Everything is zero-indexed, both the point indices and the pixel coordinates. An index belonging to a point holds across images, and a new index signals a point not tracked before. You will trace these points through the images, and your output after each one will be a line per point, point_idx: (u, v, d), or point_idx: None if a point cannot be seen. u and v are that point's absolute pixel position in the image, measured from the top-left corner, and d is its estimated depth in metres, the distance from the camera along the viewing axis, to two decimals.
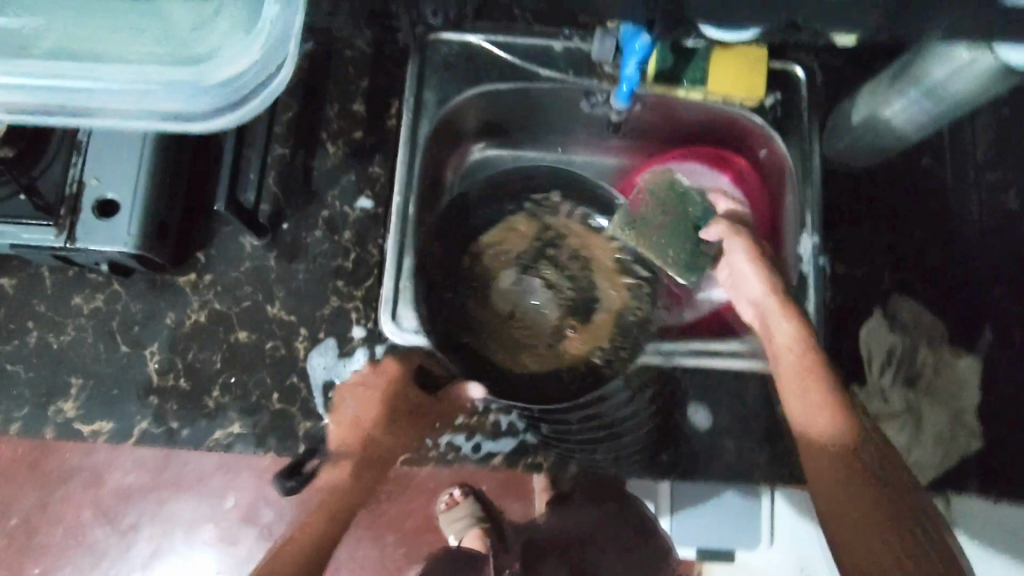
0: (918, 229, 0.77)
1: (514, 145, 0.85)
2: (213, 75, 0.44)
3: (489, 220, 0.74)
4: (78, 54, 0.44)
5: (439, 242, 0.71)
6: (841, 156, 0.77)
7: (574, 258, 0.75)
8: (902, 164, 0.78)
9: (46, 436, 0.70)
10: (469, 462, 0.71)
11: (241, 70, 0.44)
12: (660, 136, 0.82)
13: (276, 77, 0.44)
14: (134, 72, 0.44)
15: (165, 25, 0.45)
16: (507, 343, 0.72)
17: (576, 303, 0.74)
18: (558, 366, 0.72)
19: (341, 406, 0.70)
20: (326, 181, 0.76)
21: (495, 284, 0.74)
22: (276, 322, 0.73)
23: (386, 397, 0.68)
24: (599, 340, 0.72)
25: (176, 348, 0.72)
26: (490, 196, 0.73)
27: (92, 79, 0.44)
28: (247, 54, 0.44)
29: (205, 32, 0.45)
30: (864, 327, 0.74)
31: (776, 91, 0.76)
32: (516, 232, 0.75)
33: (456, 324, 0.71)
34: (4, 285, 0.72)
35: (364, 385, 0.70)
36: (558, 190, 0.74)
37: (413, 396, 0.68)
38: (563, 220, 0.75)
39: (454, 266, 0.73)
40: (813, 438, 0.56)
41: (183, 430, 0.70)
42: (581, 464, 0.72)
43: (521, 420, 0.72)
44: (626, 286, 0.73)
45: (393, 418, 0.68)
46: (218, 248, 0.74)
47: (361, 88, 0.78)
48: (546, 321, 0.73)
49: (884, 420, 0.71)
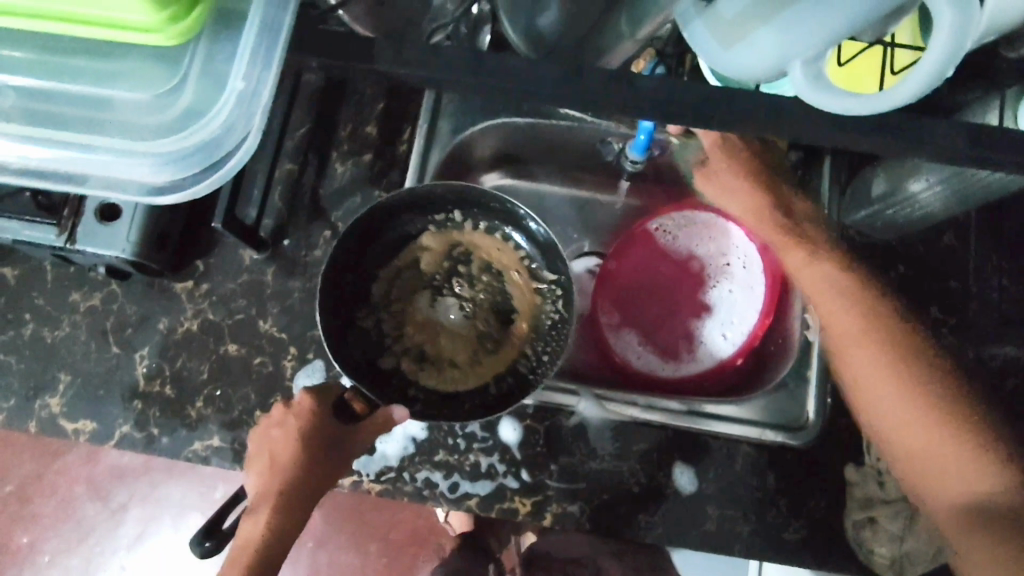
0: (934, 307, 0.73)
1: (530, 177, 0.85)
2: (185, 144, 0.44)
3: (395, 244, 0.72)
4: (56, 118, 0.45)
5: (347, 275, 0.69)
6: (859, 225, 0.75)
7: (481, 270, 0.76)
8: (923, 239, 0.75)
9: (28, 429, 0.70)
10: (443, 503, 0.69)
11: (211, 140, 0.44)
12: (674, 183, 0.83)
13: (245, 148, 0.44)
14: (110, 140, 0.45)
15: (127, 81, 0.44)
16: (426, 364, 0.73)
17: (486, 313, 0.76)
18: (483, 379, 0.72)
19: (258, 450, 0.60)
20: (333, 201, 0.75)
21: (412, 303, 0.75)
22: (267, 339, 0.72)
23: (296, 436, 0.57)
24: (520, 345, 0.73)
25: (165, 355, 0.72)
26: (400, 217, 0.70)
27: (73, 147, 0.45)
28: (212, 122, 0.43)
29: (171, 93, 0.44)
30: None
31: (798, 150, 0.77)
32: (424, 249, 0.73)
33: (375, 357, 0.71)
34: (6, 275, 0.73)
35: (277, 426, 0.59)
36: (456, 208, 0.71)
37: (327, 430, 0.58)
38: (469, 235, 0.74)
39: (369, 295, 0.72)
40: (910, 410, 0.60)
41: (162, 437, 0.70)
42: (556, 516, 0.70)
43: (501, 464, 0.70)
44: (538, 291, 0.74)
45: (303, 462, 0.56)
46: (218, 257, 0.74)
47: (377, 110, 0.77)
48: (463, 334, 0.75)
49: (876, 506, 0.68)
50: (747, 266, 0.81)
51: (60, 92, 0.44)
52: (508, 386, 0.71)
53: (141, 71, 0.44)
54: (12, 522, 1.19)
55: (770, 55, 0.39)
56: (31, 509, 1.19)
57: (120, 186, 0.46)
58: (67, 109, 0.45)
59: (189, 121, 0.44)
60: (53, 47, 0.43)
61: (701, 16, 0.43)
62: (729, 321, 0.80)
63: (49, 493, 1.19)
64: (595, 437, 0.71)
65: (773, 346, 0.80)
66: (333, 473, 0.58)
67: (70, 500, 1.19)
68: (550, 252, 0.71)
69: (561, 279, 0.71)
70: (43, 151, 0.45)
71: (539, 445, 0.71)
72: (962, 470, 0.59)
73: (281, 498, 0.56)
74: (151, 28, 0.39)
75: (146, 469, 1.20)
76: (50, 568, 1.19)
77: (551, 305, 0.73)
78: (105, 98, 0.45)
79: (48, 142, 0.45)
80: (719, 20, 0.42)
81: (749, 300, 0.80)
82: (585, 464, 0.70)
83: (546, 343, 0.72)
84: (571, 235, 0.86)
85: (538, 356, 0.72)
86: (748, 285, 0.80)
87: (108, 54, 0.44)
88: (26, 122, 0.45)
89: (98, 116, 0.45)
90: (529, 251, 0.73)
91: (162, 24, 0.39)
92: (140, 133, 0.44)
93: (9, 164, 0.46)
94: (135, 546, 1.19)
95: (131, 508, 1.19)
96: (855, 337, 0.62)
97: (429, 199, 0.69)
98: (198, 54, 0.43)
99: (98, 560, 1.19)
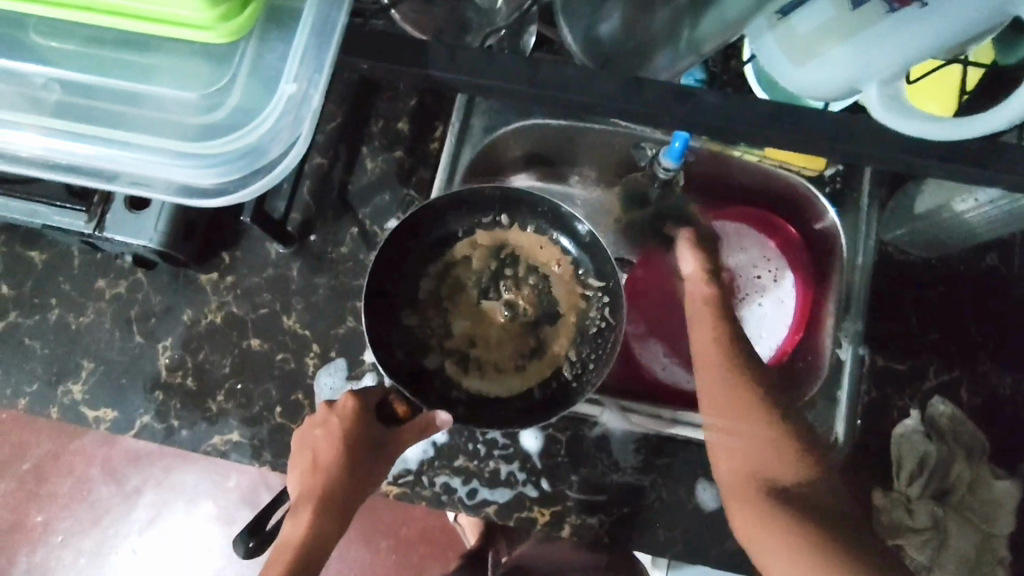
0: (972, 330, 0.71)
1: (559, 179, 0.84)
2: (227, 148, 0.44)
3: (444, 245, 0.73)
4: (96, 114, 0.44)
5: (388, 271, 0.71)
6: (899, 240, 0.72)
7: (528, 270, 0.74)
8: (965, 259, 0.72)
9: (51, 415, 0.70)
10: (462, 508, 0.69)
11: (256, 143, 0.44)
12: (714, 194, 0.82)
13: (291, 156, 0.44)
14: (148, 140, 0.44)
15: (170, 80, 0.44)
16: (469, 368, 0.72)
17: (532, 318, 0.73)
18: (529, 383, 0.71)
19: (299, 448, 0.61)
20: (361, 197, 0.74)
21: (458, 304, 0.74)
22: (290, 335, 0.72)
23: (339, 439, 0.58)
24: (564, 349, 0.72)
25: (188, 346, 0.71)
26: (446, 218, 0.72)
27: (111, 146, 0.45)
28: (259, 127, 0.43)
29: (214, 95, 0.43)
30: (900, 426, 0.69)
31: (838, 163, 0.74)
32: (471, 250, 0.74)
33: (418, 356, 0.71)
34: (34, 259, 0.73)
35: (319, 426, 0.60)
36: (506, 211, 0.73)
37: (369, 432, 0.59)
38: (518, 234, 0.74)
39: (417, 293, 0.73)
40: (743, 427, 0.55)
41: (183, 429, 0.70)
42: (574, 527, 0.69)
43: (521, 472, 0.69)
44: (584, 297, 0.72)
45: (345, 463, 0.58)
46: (244, 250, 0.73)
47: (409, 106, 0.76)
48: (508, 338, 0.73)
49: (904, 533, 0.66)
50: (777, 282, 0.81)
51: (102, 88, 0.44)
52: (553, 391, 0.70)
53: (186, 69, 0.43)
54: (28, 500, 1.19)
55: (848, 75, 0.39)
56: (47, 488, 1.19)
57: (157, 188, 0.46)
58: (107, 106, 0.44)
59: (231, 124, 0.44)
60: (99, 41, 0.43)
61: (772, 29, 0.42)
62: (758, 335, 0.79)
63: (65, 473, 1.19)
64: (617, 449, 0.70)
65: (801, 362, 0.77)
66: (375, 476, 0.60)
67: (85, 481, 1.19)
68: (598, 253, 0.71)
69: (610, 284, 0.71)
70: (80, 147, 0.45)
71: (561, 455, 0.70)
72: (771, 475, 0.55)
73: (323, 499, 0.58)
74: (201, 26, 0.39)
75: (160, 454, 1.20)
76: (63, 548, 1.20)
77: (596, 311, 0.72)
78: (147, 96, 0.44)
79: (85, 139, 0.45)
80: (793, 37, 0.41)
81: (783, 314, 0.79)
82: (606, 476, 0.69)
83: (590, 351, 0.71)
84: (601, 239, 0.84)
85: (581, 362, 0.71)
86: (778, 301, 0.80)
87: (151, 50, 0.43)
88: (67, 117, 0.45)
89: (138, 115, 0.44)
90: (575, 255, 0.73)
91: (213, 21, 0.39)
92: (181, 133, 0.44)
93: (46, 158, 0.46)
94: (147, 530, 1.20)
95: (145, 493, 1.20)
96: (709, 355, 0.57)
97: (480, 196, 0.71)
98: (246, 54, 0.43)
99: (111, 542, 1.20)
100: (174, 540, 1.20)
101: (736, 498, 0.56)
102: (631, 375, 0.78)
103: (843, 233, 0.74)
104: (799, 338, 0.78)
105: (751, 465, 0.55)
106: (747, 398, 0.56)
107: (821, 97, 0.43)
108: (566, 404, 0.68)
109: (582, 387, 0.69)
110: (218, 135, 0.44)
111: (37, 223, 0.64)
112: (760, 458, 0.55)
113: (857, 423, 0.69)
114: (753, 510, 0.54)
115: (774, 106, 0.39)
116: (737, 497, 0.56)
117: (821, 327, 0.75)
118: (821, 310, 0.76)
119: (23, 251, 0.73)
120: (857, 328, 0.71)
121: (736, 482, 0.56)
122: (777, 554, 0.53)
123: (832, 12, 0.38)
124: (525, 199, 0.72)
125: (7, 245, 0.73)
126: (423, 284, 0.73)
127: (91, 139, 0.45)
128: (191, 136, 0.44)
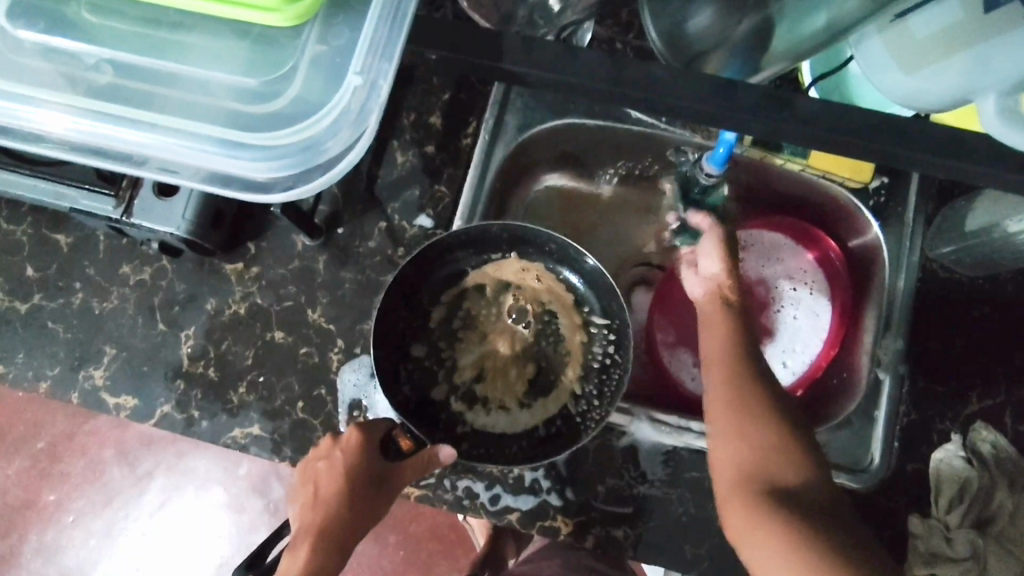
0: (1019, 353, 0.68)
1: (590, 179, 0.80)
2: (285, 141, 0.43)
3: (452, 281, 0.72)
4: (145, 98, 0.43)
5: (401, 301, 0.70)
6: (946, 258, 0.69)
7: (534, 303, 0.74)
8: (1014, 280, 0.69)
9: (72, 400, 0.69)
10: (484, 514, 0.67)
11: (310, 138, 0.43)
12: (746, 201, 0.79)
13: (354, 150, 0.44)
14: (201, 128, 0.43)
15: (229, 65, 0.43)
16: (477, 403, 0.72)
17: (535, 351, 0.73)
18: (535, 418, 0.71)
19: (300, 481, 0.61)
20: (390, 191, 0.73)
21: (465, 337, 0.73)
22: (314, 329, 0.70)
23: (343, 471, 0.59)
24: (571, 386, 0.71)
25: (211, 336, 0.70)
26: (454, 254, 0.71)
27: (159, 133, 0.43)
28: (324, 118, 0.42)
29: (279, 82, 0.43)
30: (939, 449, 0.66)
31: (884, 175, 0.71)
32: (484, 280, 0.73)
33: (426, 389, 0.71)
34: (60, 242, 0.72)
35: (321, 459, 0.61)
36: (514, 250, 0.71)
37: (373, 464, 0.60)
38: (524, 271, 0.73)
39: (428, 322, 0.72)
40: (743, 420, 0.53)
41: (203, 421, 0.69)
42: (597, 540, 0.67)
43: (546, 480, 0.67)
44: (587, 331, 0.72)
45: (348, 496, 0.59)
46: (270, 241, 0.72)
47: (442, 100, 0.74)
48: (516, 372, 0.73)
49: (941, 562, 0.63)
50: (812, 294, 0.78)
51: (156, 71, 0.43)
52: (558, 428, 0.70)
53: (247, 53, 0.43)
54: (41, 479, 1.19)
55: (954, 85, 0.44)
56: (61, 468, 1.19)
57: (203, 181, 0.45)
58: (158, 90, 0.43)
59: (291, 114, 0.43)
60: (159, 22, 0.43)
61: (882, 33, 0.48)
62: (791, 348, 0.76)
63: (81, 453, 1.19)
64: (645, 460, 0.68)
65: (835, 379, 0.75)
66: (379, 508, 0.61)
67: (99, 463, 1.19)
68: (604, 289, 0.70)
69: (614, 321, 0.71)
70: (126, 133, 0.43)
71: (587, 464, 0.68)
72: (775, 469, 0.50)
73: (322, 534, 0.58)
74: (269, 7, 0.39)
75: (173, 439, 1.20)
76: (75, 528, 1.19)
77: (600, 348, 0.71)
78: (202, 81, 0.43)
79: (133, 125, 0.43)
80: (907, 39, 0.46)
81: (813, 330, 0.76)
82: (633, 487, 0.67)
83: (597, 386, 0.70)
84: (637, 245, 0.81)
85: (588, 397, 0.70)
86: (811, 316, 0.77)
87: (213, 33, 0.43)
88: (116, 100, 0.43)
89: (191, 101, 0.44)
90: (582, 291, 0.72)
91: (282, 3, 0.39)
92: (237, 123, 0.43)
93: (75, 138, 0.44)
94: (158, 514, 1.19)
95: (156, 477, 1.19)
96: (716, 358, 0.58)
97: (481, 235, 0.69)
98: (311, 37, 0.43)
99: (122, 524, 1.19)
100: (185, 526, 1.19)
101: (727, 501, 0.51)
102: (664, 386, 0.76)
103: (886, 250, 0.71)
104: (832, 355, 0.75)
105: (748, 462, 0.51)
106: (742, 393, 0.55)
107: (925, 105, 0.48)
108: (571, 443, 0.68)
109: (586, 426, 0.68)
110: (277, 126, 0.43)
111: (65, 206, 0.63)
112: (758, 452, 0.51)
113: (893, 444, 0.67)
114: (746, 508, 0.49)
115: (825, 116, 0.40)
116: (734, 496, 0.51)
117: (858, 347, 0.73)
118: (856, 330, 0.74)
119: (49, 234, 0.72)
120: (897, 346, 0.68)
121: (730, 481, 0.52)
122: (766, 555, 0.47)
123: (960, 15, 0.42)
124: (531, 237, 0.70)
125: (34, 227, 0.72)
126: (439, 309, 0.73)
127: (139, 126, 0.43)
128: (248, 126, 0.43)
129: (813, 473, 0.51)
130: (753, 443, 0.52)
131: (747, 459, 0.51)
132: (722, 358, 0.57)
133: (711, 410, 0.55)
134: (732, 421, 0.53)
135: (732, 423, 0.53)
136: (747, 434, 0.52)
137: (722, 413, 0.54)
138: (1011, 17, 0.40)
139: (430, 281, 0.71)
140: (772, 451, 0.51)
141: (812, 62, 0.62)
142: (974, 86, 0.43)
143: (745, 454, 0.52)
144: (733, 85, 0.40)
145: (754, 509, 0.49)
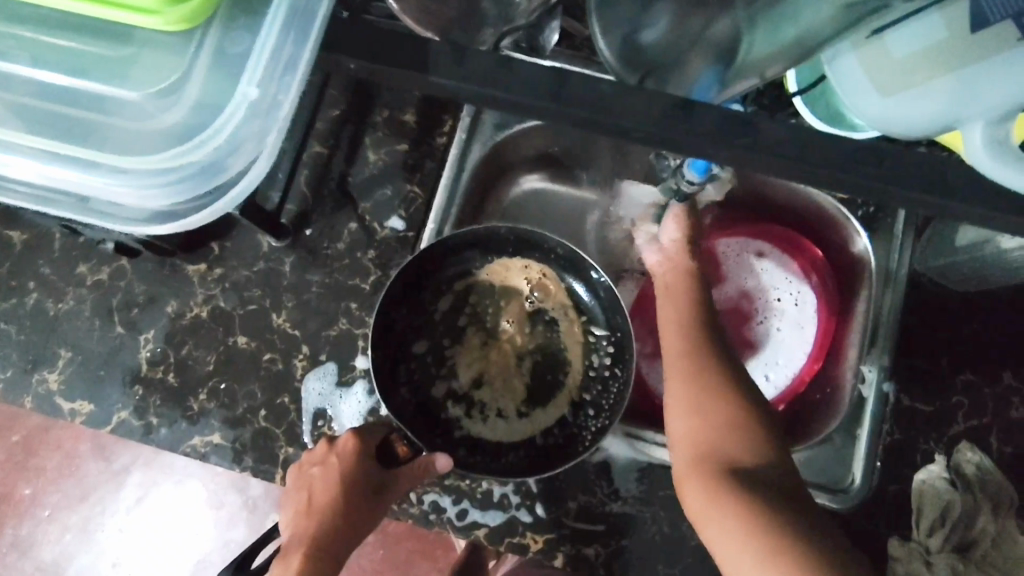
0: (1009, 374, 0.66)
1: (571, 180, 0.77)
2: (179, 163, 0.40)
3: (463, 273, 0.70)
4: (60, 124, 0.42)
5: (409, 297, 0.69)
6: (934, 271, 0.67)
7: (534, 312, 0.71)
8: (1004, 296, 0.67)
9: (24, 404, 0.66)
10: (450, 529, 0.65)
11: (222, 158, 0.40)
12: (743, 204, 0.76)
13: (256, 171, 0.42)
14: (84, 152, 0.41)
15: (111, 74, 0.41)
16: (473, 409, 0.69)
17: (528, 361, 0.70)
18: (530, 430, 0.68)
19: (293, 487, 0.60)
20: (361, 191, 0.70)
21: (465, 342, 0.71)
22: (279, 334, 0.68)
23: (338, 477, 0.58)
24: (570, 394, 0.69)
25: (171, 340, 0.67)
26: (463, 253, 0.69)
27: (42, 159, 0.41)
28: (227, 131, 0.40)
29: (177, 93, 0.41)
30: (921, 471, 0.64)
31: None
32: (493, 278, 0.71)
33: (425, 389, 0.69)
34: (15, 239, 0.69)
35: (316, 464, 0.59)
36: (520, 253, 0.70)
37: (368, 473, 0.59)
38: (531, 271, 0.71)
39: (432, 318, 0.70)
40: (706, 395, 0.54)
41: (161, 428, 0.66)
42: (567, 557, 0.65)
43: (515, 495, 0.65)
44: (587, 342, 0.70)
45: (342, 505, 0.57)
46: (235, 240, 0.69)
47: (417, 97, 0.71)
48: (514, 382, 0.70)
49: None
50: (798, 307, 0.75)
51: (43, 86, 0.42)
52: (556, 438, 0.68)
53: (127, 60, 0.41)
54: (14, 474, 1.10)
55: (934, 110, 0.43)
56: (35, 462, 1.09)
57: (146, 222, 0.44)
58: (56, 109, 0.42)
59: (187, 131, 0.41)
60: (44, 23, 0.40)
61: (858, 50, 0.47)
62: (774, 361, 0.74)
63: (54, 447, 1.09)
64: (619, 477, 0.66)
65: (817, 396, 0.72)
66: (372, 520, 0.59)
67: (73, 458, 1.09)
68: (614, 305, 0.68)
69: (616, 334, 0.69)
70: (8, 159, 0.41)
71: (558, 480, 0.65)
72: (736, 446, 0.52)
73: (314, 545, 0.56)
74: (149, 10, 0.37)
75: None
76: (50, 523, 1.11)
77: (598, 358, 0.69)
78: (86, 93, 0.41)
79: (11, 150, 0.41)
80: (884, 63, 0.44)
81: (799, 342, 0.74)
82: (606, 505, 0.65)
83: (595, 396, 0.68)
84: (616, 246, 0.77)
85: (588, 408, 0.68)
86: (794, 330, 0.74)
87: (88, 35, 0.41)
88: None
89: (89, 120, 0.42)
90: (590, 304, 0.70)
91: (162, 5, 0.37)
92: (125, 145, 0.41)
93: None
94: (134, 510, 1.09)
95: (133, 473, 1.08)
96: (672, 332, 0.60)
97: (490, 236, 0.68)
98: (206, 41, 0.40)
99: (98, 521, 1.10)
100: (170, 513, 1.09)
101: (688, 485, 0.51)
102: (643, 399, 0.73)
103: (874, 261, 0.68)
104: (815, 370, 0.72)
105: (710, 445, 0.52)
106: (703, 368, 0.56)
107: (896, 133, 0.47)
108: (569, 456, 0.66)
109: (584, 437, 0.67)
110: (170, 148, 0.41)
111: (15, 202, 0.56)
112: (719, 430, 0.52)
113: (876, 465, 0.65)
114: (708, 490, 0.49)
115: (788, 132, 0.39)
116: (695, 470, 0.51)
117: (843, 362, 0.70)
118: (842, 342, 0.71)
119: (2, 230, 0.69)
120: (883, 364, 0.66)
121: (690, 463, 0.52)
122: (726, 539, 0.47)
123: (942, 34, 0.41)
124: (537, 241, 0.68)
125: None
126: (444, 307, 0.71)
127: (21, 151, 0.41)
128: (137, 147, 0.41)
129: (770, 455, 0.52)
130: (716, 414, 0.53)
131: (710, 431, 0.53)
132: (682, 332, 0.59)
133: (676, 404, 0.55)
134: (693, 392, 0.55)
135: (694, 394, 0.55)
136: (712, 407, 0.54)
137: (684, 385, 0.55)
138: (1005, 35, 0.39)
139: (440, 274, 0.70)
140: (733, 429, 0.52)
141: (799, 74, 0.60)
142: (960, 112, 0.41)
143: (709, 427, 0.53)
144: (694, 105, 0.39)
145: (718, 481, 0.49)
